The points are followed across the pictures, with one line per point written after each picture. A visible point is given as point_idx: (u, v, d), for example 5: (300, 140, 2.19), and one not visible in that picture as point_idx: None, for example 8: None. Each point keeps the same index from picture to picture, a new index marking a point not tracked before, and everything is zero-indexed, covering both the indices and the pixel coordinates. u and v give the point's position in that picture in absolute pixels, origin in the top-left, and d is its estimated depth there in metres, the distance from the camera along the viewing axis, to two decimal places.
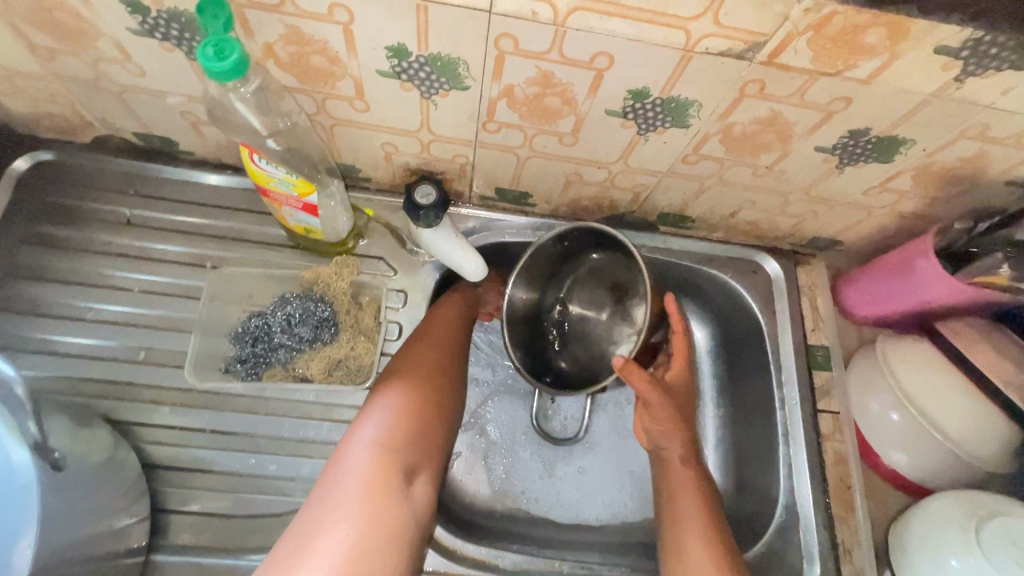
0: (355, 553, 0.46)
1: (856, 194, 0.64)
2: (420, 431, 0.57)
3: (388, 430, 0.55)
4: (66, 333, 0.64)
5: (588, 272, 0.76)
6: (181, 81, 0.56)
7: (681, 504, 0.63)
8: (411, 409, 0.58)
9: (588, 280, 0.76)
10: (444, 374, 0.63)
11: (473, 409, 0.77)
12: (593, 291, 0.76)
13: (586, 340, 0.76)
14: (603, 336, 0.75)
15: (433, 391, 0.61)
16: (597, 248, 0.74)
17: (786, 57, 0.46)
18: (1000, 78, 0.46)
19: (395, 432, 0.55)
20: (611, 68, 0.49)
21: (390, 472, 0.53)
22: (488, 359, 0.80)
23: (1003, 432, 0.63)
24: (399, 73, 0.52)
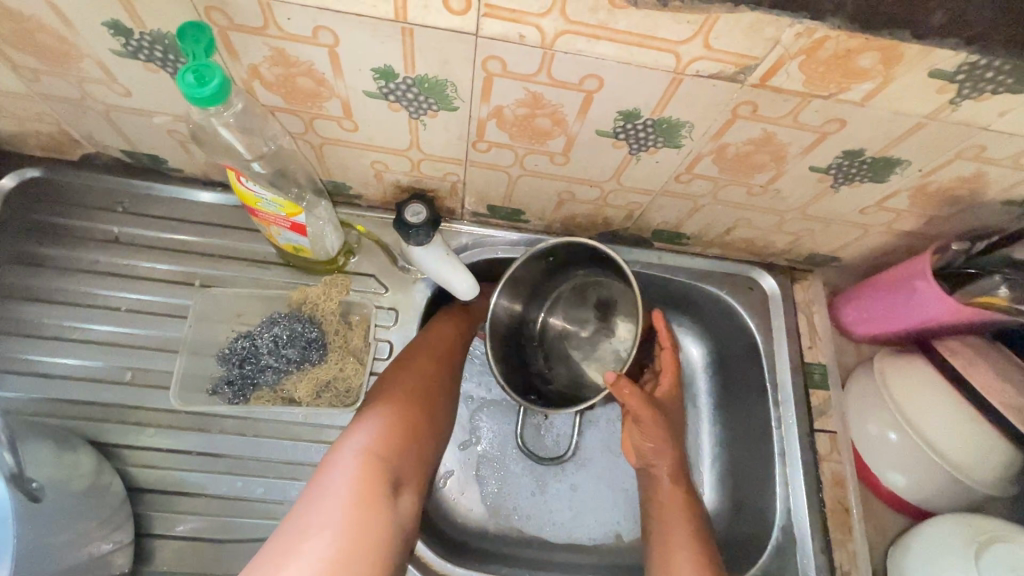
0: (338, 561, 0.45)
1: (852, 213, 0.63)
2: (412, 444, 0.57)
3: (381, 440, 0.55)
4: (52, 354, 0.63)
5: (572, 288, 0.76)
6: (167, 101, 0.55)
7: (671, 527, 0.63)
8: (404, 423, 0.57)
9: (570, 298, 0.76)
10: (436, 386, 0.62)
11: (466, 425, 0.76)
12: (574, 307, 0.76)
13: (568, 356, 0.76)
14: (588, 353, 0.76)
15: (425, 402, 0.60)
16: (583, 264, 0.73)
17: (779, 80, 0.45)
18: (997, 101, 0.45)
19: (388, 442, 0.55)
20: (601, 89, 0.48)
21: (372, 483, 0.51)
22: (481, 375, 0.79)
23: (1003, 455, 0.62)
24: (387, 94, 0.51)
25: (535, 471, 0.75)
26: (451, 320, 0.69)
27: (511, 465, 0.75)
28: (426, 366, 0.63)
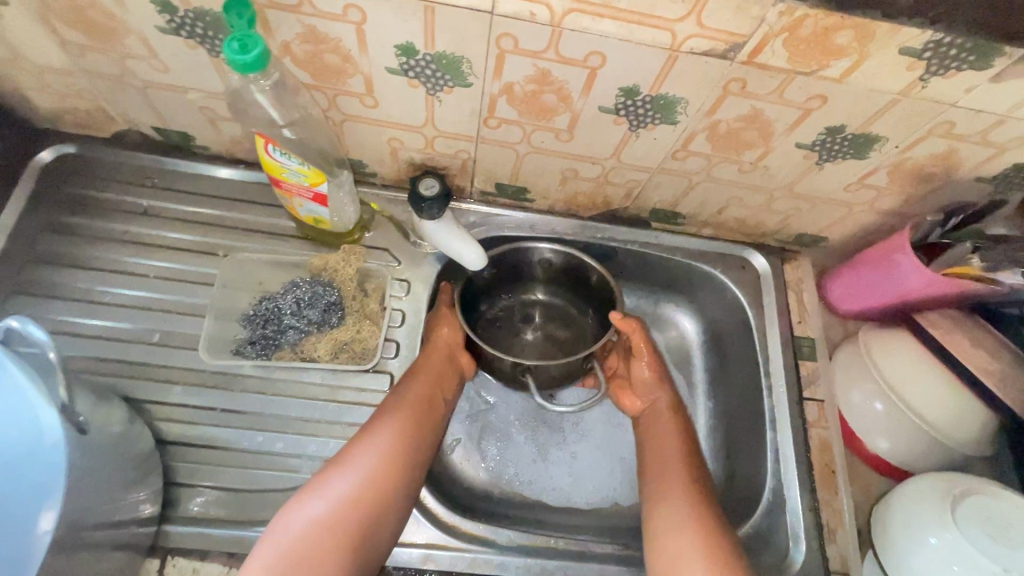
0: None
1: (836, 191, 0.68)
2: (342, 545, 0.53)
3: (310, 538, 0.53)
4: (84, 315, 0.67)
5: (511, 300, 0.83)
6: (202, 77, 0.60)
7: (665, 457, 0.69)
8: (340, 517, 0.54)
9: (508, 307, 0.83)
10: (385, 471, 0.58)
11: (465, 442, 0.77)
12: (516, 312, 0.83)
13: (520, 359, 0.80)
14: (536, 353, 0.81)
15: (366, 493, 0.56)
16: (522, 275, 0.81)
17: (765, 56, 0.49)
18: (962, 77, 0.49)
19: (315, 542, 0.52)
20: (604, 66, 0.53)
21: None
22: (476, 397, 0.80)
23: (979, 416, 0.67)
24: (407, 71, 0.56)
25: (536, 437, 0.78)
26: (444, 324, 0.71)
27: (514, 432, 0.78)
28: (381, 447, 0.59)
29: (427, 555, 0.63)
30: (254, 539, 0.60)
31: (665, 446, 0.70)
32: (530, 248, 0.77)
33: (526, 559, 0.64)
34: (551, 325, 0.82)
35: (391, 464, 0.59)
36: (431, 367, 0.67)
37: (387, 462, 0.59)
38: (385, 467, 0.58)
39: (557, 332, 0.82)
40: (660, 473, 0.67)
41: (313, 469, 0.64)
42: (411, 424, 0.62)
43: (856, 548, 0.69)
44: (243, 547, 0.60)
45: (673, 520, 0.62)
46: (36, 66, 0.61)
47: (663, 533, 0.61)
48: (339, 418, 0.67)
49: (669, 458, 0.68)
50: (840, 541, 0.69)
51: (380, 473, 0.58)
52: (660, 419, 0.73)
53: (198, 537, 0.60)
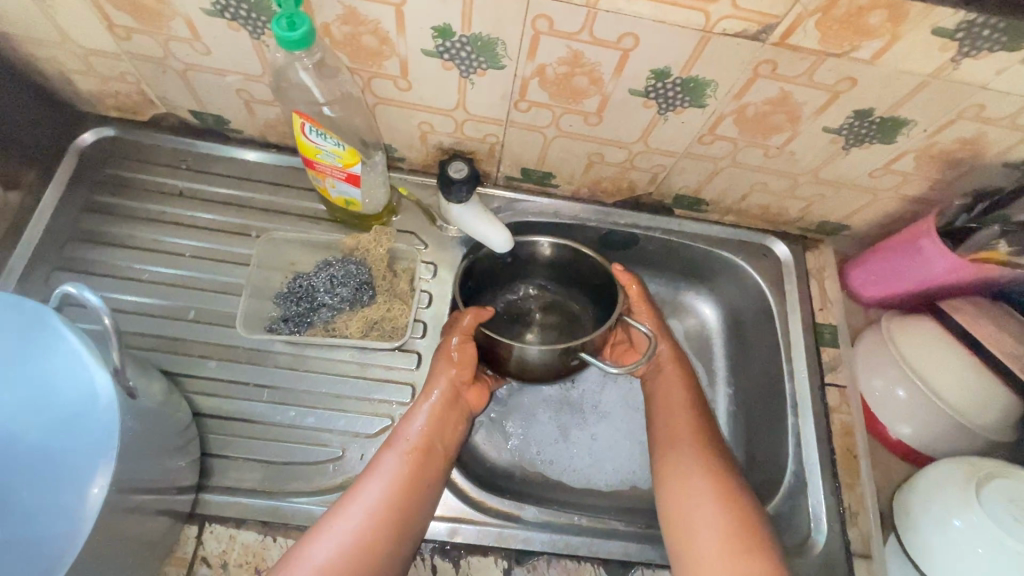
0: None
1: (861, 177, 0.68)
2: None
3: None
4: (122, 292, 0.69)
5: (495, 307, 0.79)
6: (242, 60, 0.61)
7: (677, 435, 0.69)
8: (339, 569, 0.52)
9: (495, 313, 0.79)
10: (385, 519, 0.55)
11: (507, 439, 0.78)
12: (508, 314, 0.79)
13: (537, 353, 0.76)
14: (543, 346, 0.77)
15: (355, 556, 0.53)
16: (495, 280, 0.78)
17: (797, 38, 0.50)
18: (993, 59, 0.50)
19: None
20: (636, 48, 0.54)
21: None
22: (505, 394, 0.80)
23: (1004, 400, 0.67)
24: (442, 53, 0.57)
25: (559, 417, 0.80)
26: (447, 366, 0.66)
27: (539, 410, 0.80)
28: (370, 505, 0.56)
29: (454, 528, 0.63)
30: (289, 508, 0.61)
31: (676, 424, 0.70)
32: (529, 240, 0.75)
33: (552, 535, 0.64)
34: (546, 321, 0.80)
35: (381, 524, 0.55)
36: (433, 411, 0.63)
37: (376, 521, 0.55)
38: (373, 529, 0.55)
39: (553, 326, 0.79)
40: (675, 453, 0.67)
41: (344, 444, 0.66)
42: (408, 477, 0.59)
43: (878, 531, 0.69)
44: (277, 515, 0.61)
45: (698, 510, 0.61)
46: (82, 49, 0.63)
47: (688, 519, 0.61)
48: (369, 395, 0.68)
49: (680, 436, 0.68)
50: (862, 523, 0.69)
51: (367, 534, 0.54)
52: (671, 395, 0.72)
53: (232, 506, 0.60)
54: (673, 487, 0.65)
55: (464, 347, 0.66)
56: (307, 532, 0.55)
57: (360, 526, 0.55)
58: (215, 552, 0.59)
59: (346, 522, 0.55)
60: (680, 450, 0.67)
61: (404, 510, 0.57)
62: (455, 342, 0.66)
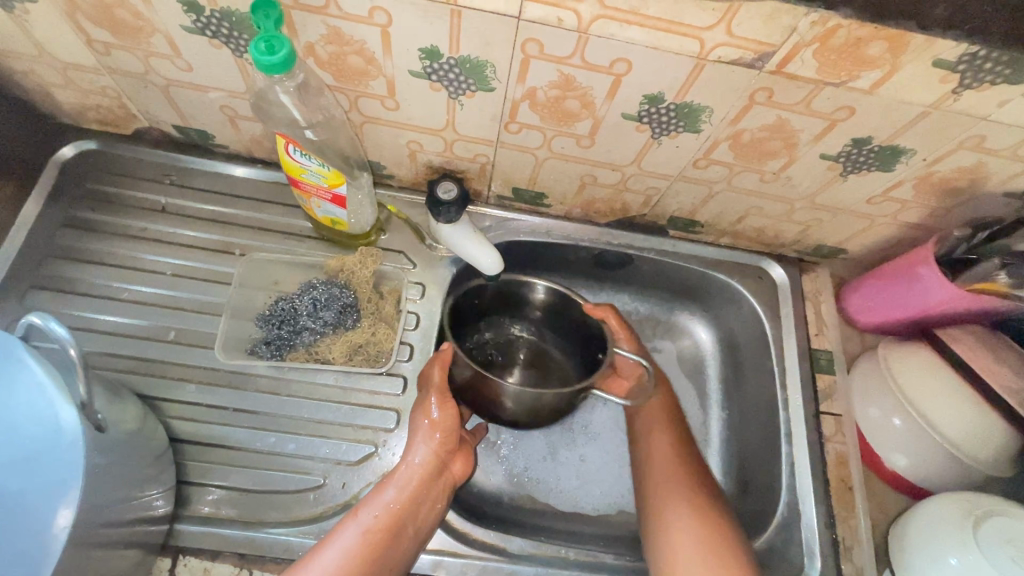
0: None
1: (859, 203, 0.67)
2: None
3: None
4: (100, 311, 0.67)
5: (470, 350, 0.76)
6: (224, 77, 0.60)
7: (658, 451, 0.68)
8: None
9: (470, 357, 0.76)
10: None
11: (497, 451, 0.76)
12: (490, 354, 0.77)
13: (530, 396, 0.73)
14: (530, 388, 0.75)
15: None
16: (470, 322, 0.75)
17: (794, 66, 0.49)
18: (995, 91, 0.48)
19: None
20: (629, 73, 0.52)
21: None
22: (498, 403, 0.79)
23: (1001, 434, 0.65)
24: (429, 74, 0.55)
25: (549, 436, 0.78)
26: (420, 440, 0.62)
27: (531, 426, 0.78)
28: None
29: (436, 561, 0.62)
30: (267, 539, 0.59)
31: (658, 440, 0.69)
32: (524, 281, 0.73)
33: (538, 569, 0.63)
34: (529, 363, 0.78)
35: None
36: (408, 484, 0.59)
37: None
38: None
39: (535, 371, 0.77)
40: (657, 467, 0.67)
41: (326, 472, 0.64)
42: (364, 559, 0.55)
43: (872, 566, 0.67)
44: (254, 547, 0.59)
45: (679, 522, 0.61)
46: (60, 63, 0.61)
47: (669, 531, 0.62)
48: (353, 421, 0.67)
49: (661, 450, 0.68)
50: (856, 558, 0.68)
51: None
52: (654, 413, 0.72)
53: (208, 537, 0.59)
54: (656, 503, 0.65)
55: (445, 411, 0.63)
56: None
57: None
58: None
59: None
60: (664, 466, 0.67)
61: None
62: (434, 411, 0.62)
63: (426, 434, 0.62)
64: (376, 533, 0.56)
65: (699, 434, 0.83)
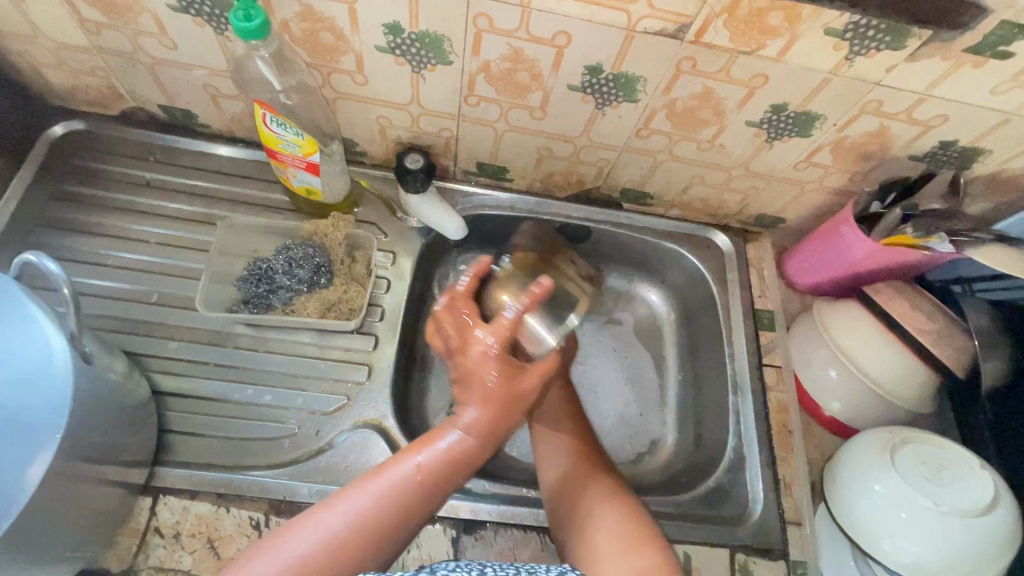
0: None
1: (787, 169, 0.74)
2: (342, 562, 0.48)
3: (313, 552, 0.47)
4: (87, 276, 0.72)
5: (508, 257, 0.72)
6: (207, 55, 0.65)
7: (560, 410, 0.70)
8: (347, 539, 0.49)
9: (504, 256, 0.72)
10: (401, 504, 0.51)
11: None
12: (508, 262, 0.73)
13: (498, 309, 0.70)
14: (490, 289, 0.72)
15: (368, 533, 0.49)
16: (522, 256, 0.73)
17: (710, 37, 0.56)
18: (881, 57, 0.56)
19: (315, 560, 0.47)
20: (569, 45, 0.59)
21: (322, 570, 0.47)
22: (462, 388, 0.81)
23: (918, 375, 0.72)
24: (394, 49, 0.62)
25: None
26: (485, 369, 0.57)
27: None
28: (363, 514, 0.50)
29: None
30: (244, 480, 0.63)
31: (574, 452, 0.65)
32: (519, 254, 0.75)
33: (500, 506, 0.67)
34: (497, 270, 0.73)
35: (366, 540, 0.49)
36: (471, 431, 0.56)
37: (359, 539, 0.49)
38: (349, 547, 0.48)
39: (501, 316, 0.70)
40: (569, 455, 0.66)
41: (301, 420, 0.68)
42: (412, 495, 0.52)
43: (809, 500, 0.73)
44: (232, 487, 0.62)
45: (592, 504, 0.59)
46: (53, 43, 0.66)
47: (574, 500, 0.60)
48: (328, 375, 0.71)
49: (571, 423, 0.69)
50: (795, 494, 0.74)
51: (344, 550, 0.48)
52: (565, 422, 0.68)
53: (188, 479, 0.62)
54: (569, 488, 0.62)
55: (501, 333, 0.58)
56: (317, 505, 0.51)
57: (341, 536, 0.49)
58: (168, 523, 0.60)
59: (330, 527, 0.49)
60: (571, 473, 0.63)
61: (386, 532, 0.50)
62: (509, 315, 0.57)
63: (470, 383, 0.58)
64: (434, 468, 0.54)
65: (657, 396, 0.88)
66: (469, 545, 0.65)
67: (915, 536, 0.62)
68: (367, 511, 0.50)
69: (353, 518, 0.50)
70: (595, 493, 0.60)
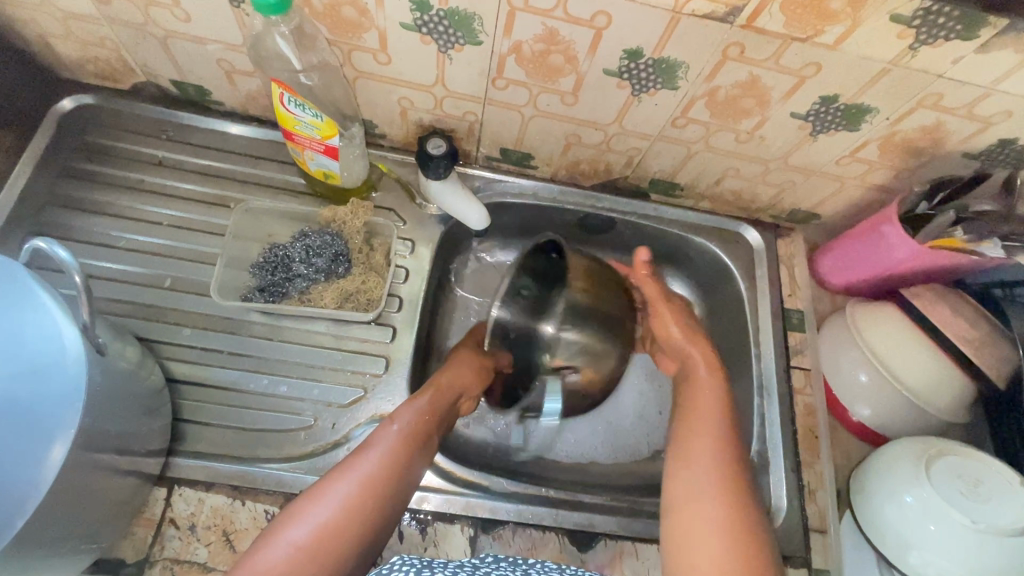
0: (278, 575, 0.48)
1: (829, 164, 0.70)
2: (344, 529, 0.52)
3: (317, 527, 0.51)
4: (99, 258, 0.70)
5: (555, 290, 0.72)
6: (222, 29, 0.61)
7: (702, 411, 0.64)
8: (350, 507, 0.53)
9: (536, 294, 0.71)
10: (387, 471, 0.56)
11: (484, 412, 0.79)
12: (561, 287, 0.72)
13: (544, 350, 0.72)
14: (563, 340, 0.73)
15: (366, 498, 0.54)
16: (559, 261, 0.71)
17: (763, 21, 0.52)
18: (949, 47, 0.52)
19: (321, 531, 0.51)
20: (609, 27, 0.55)
21: (327, 537, 0.51)
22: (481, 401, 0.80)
23: (957, 386, 0.69)
24: (420, 26, 0.58)
25: None
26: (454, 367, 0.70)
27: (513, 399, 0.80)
28: (350, 494, 0.53)
29: (422, 496, 0.65)
30: (259, 473, 0.62)
31: (700, 466, 0.59)
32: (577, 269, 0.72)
33: (519, 506, 0.66)
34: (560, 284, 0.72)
35: (365, 507, 0.53)
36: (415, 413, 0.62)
37: (345, 522, 0.52)
38: (340, 531, 0.51)
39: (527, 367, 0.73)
40: (695, 466, 0.59)
41: (318, 413, 0.67)
42: (384, 479, 0.56)
43: (833, 506, 0.72)
44: (247, 480, 0.61)
45: (705, 521, 0.55)
46: (60, 12, 0.62)
47: (692, 515, 0.56)
48: (345, 366, 0.70)
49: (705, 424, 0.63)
50: (819, 500, 0.72)
51: (333, 537, 0.51)
52: (695, 446, 0.61)
53: (202, 470, 0.61)
54: (687, 501, 0.57)
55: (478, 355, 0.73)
56: (316, 482, 0.56)
57: (327, 523, 0.51)
58: (183, 514, 0.59)
59: (317, 516, 0.52)
60: (705, 485, 0.57)
61: (367, 515, 0.53)
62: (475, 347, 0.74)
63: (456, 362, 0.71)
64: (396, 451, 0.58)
65: None
66: (487, 544, 0.64)
67: (944, 550, 0.60)
68: (350, 498, 0.53)
69: (335, 506, 0.52)
70: (711, 506, 0.56)
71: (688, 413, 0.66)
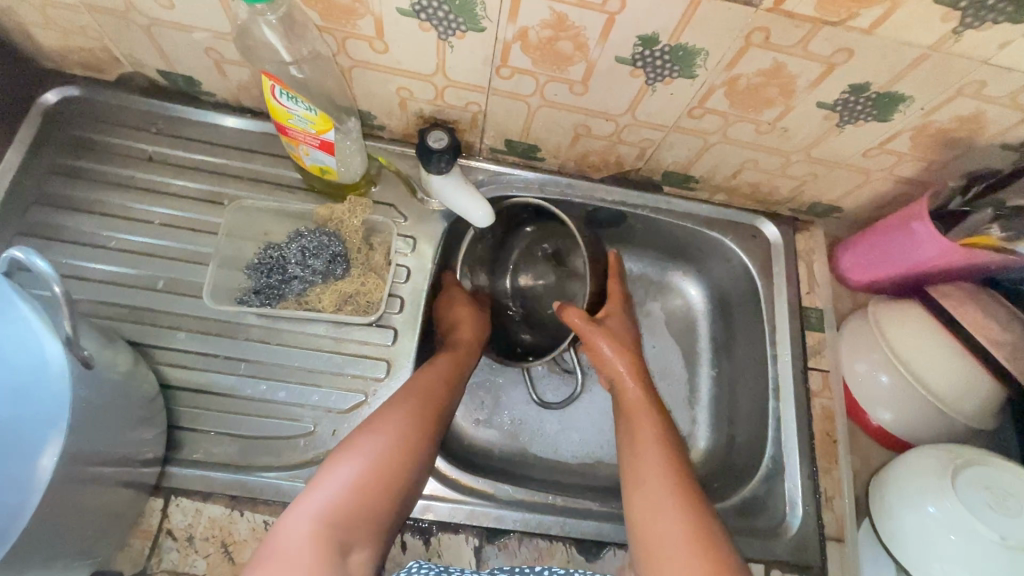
0: (317, 529, 0.48)
1: (855, 156, 0.66)
2: (377, 481, 0.53)
3: (349, 483, 0.52)
4: (89, 259, 0.67)
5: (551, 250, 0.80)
6: (208, 16, 0.58)
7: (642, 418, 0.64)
8: (379, 461, 0.54)
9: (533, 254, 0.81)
10: (411, 425, 0.57)
11: (489, 411, 0.77)
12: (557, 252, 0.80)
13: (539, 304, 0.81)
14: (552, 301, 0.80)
15: (394, 452, 0.55)
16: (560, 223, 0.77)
17: (792, 4, 0.47)
18: (998, 31, 0.47)
19: (354, 486, 0.52)
20: (622, 11, 0.51)
21: (361, 490, 0.52)
22: (486, 397, 0.78)
23: (986, 391, 0.66)
24: (418, 12, 0.54)
25: None
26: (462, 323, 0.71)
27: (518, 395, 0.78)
28: (376, 451, 0.54)
29: (425, 505, 0.63)
30: (258, 482, 0.60)
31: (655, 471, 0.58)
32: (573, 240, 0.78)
33: (526, 514, 0.64)
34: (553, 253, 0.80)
35: (394, 459, 0.54)
36: (432, 376, 0.63)
37: (375, 480, 0.52)
38: (371, 485, 0.52)
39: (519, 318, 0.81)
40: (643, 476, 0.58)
41: (317, 419, 0.65)
42: (406, 437, 0.56)
43: (850, 514, 0.69)
44: (246, 489, 0.60)
45: (671, 530, 0.53)
46: None
47: (653, 531, 0.54)
48: (346, 370, 0.67)
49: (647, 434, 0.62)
50: (836, 507, 0.69)
51: (365, 493, 0.52)
52: (643, 463, 0.59)
53: (200, 479, 0.60)
54: (643, 514, 0.56)
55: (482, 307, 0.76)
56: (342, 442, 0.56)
57: (358, 479, 0.52)
58: (180, 525, 0.58)
59: (347, 475, 0.52)
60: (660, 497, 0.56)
61: (398, 472, 0.54)
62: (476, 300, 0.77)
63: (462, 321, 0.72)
64: (416, 411, 0.59)
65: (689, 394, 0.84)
66: (492, 555, 0.62)
67: (969, 565, 0.57)
68: (376, 454, 0.54)
69: (364, 462, 0.53)
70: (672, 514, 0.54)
71: (628, 423, 0.65)
